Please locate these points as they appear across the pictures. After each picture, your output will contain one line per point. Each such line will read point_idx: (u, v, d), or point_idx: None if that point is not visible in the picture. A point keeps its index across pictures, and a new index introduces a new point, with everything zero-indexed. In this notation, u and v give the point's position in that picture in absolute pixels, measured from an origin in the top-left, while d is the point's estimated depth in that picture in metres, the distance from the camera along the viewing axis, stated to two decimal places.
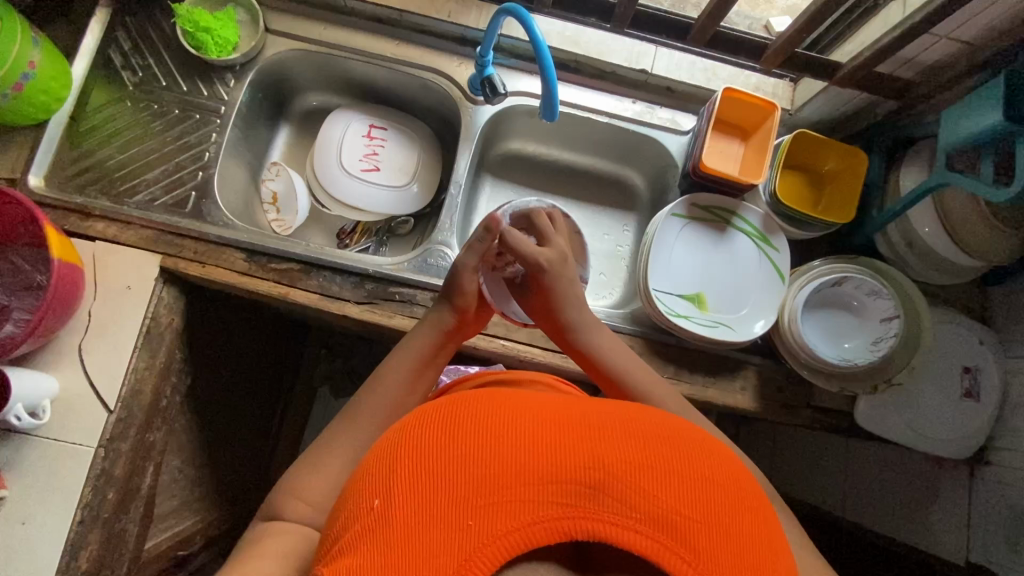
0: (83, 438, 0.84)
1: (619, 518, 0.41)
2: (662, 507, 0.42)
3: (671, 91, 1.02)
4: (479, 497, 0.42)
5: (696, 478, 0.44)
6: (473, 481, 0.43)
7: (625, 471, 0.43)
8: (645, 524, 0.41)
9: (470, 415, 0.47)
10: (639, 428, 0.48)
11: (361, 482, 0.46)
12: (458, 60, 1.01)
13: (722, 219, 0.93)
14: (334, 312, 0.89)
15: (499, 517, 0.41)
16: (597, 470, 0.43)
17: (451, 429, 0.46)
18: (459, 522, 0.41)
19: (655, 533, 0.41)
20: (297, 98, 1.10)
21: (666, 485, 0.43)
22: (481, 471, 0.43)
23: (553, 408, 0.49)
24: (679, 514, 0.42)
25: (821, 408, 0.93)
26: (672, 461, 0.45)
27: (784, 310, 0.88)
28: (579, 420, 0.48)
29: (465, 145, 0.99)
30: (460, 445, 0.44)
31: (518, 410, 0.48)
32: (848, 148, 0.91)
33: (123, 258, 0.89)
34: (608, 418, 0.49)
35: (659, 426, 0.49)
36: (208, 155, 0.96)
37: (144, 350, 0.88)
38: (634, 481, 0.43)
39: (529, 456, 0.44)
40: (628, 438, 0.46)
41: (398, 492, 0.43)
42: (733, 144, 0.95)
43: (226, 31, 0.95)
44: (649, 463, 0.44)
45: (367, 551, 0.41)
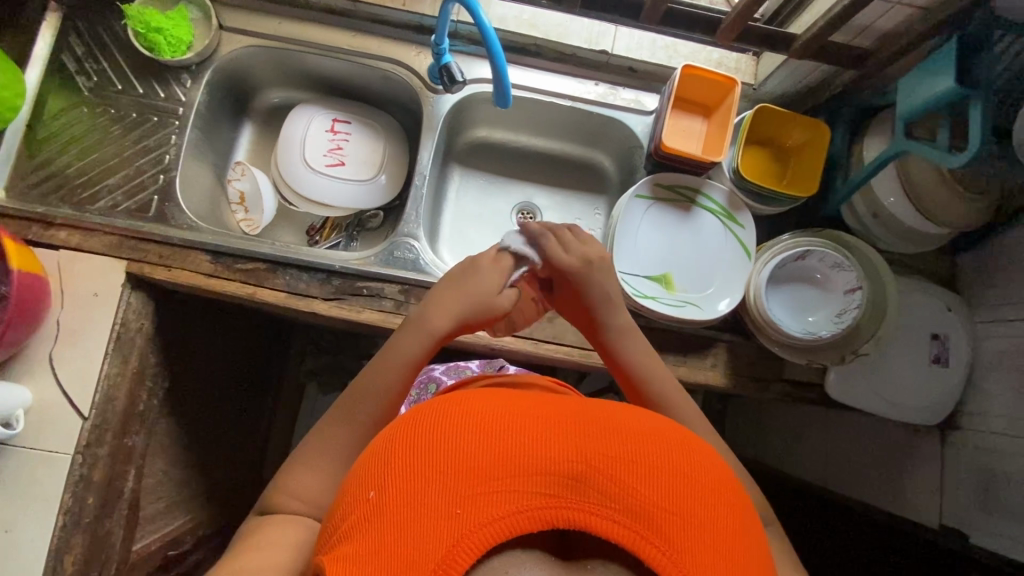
0: (60, 445, 0.85)
1: (601, 510, 0.43)
2: (642, 500, 0.44)
3: (633, 71, 1.01)
4: (468, 487, 0.44)
5: (676, 473, 0.47)
6: (463, 473, 0.44)
7: (608, 464, 0.46)
8: (624, 515, 0.43)
9: (464, 411, 0.49)
10: (625, 425, 0.50)
11: (357, 476, 0.49)
12: (415, 49, 1.00)
13: (687, 199, 0.93)
14: (303, 310, 0.90)
15: (487, 507, 0.43)
16: (581, 463, 0.45)
17: (445, 423, 0.48)
18: (448, 509, 0.43)
19: (633, 523, 0.43)
20: (258, 96, 1.09)
21: (646, 479, 0.45)
22: (471, 462, 0.45)
23: (543, 405, 0.52)
24: (658, 507, 0.44)
25: (792, 381, 0.94)
26: (656, 458, 0.47)
27: (750, 287, 0.88)
28: (568, 416, 0.50)
29: (427, 135, 0.99)
30: (451, 439, 0.46)
31: (510, 407, 0.50)
32: (809, 120, 0.91)
33: (88, 266, 0.89)
34: (596, 415, 0.51)
35: (644, 424, 0.51)
36: (168, 158, 0.95)
37: (116, 356, 0.89)
38: (616, 474, 0.45)
39: (517, 449, 0.46)
40: (614, 435, 0.48)
41: (391, 483, 0.45)
42: (696, 122, 0.94)
43: (178, 30, 0.94)
44: (632, 458, 0.47)
45: (360, 538, 0.43)
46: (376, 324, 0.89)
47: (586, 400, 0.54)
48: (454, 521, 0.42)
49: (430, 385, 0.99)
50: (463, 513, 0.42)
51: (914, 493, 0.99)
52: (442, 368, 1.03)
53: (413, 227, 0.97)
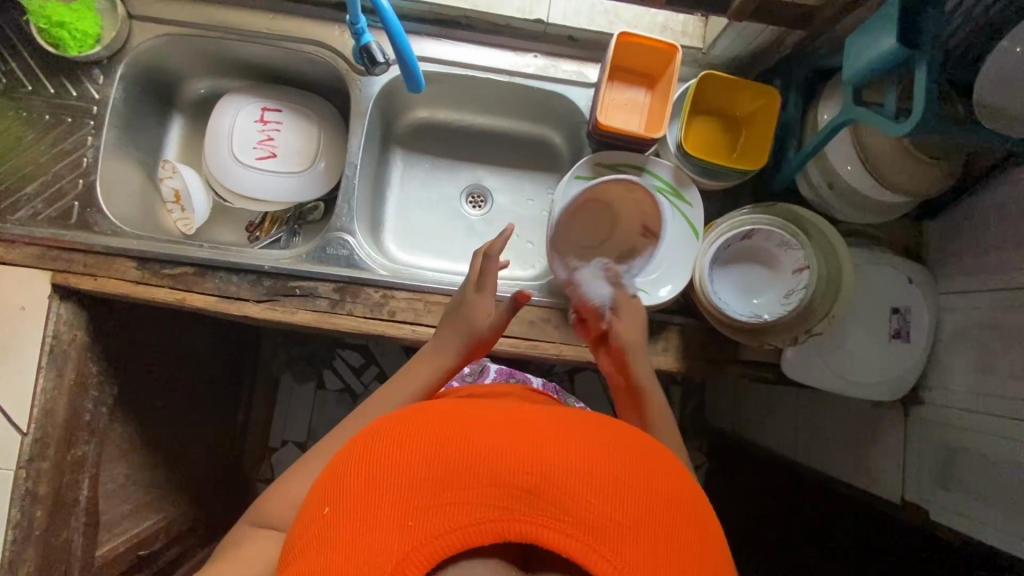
0: (3, 461, 0.86)
1: (554, 522, 0.42)
2: (597, 512, 0.42)
3: (573, 40, 0.94)
4: (422, 500, 0.42)
5: (634, 485, 0.45)
6: (416, 485, 0.43)
7: (566, 474, 0.44)
8: (578, 528, 0.42)
9: (425, 425, 0.48)
10: (586, 434, 0.49)
11: (315, 494, 0.48)
12: (338, 28, 0.93)
13: (631, 178, 0.88)
14: (235, 314, 0.87)
15: (440, 519, 0.41)
16: (536, 472, 0.44)
17: (404, 434, 0.47)
18: (399, 523, 0.41)
19: (587, 537, 0.41)
20: (184, 87, 1.04)
21: (603, 492, 0.44)
22: (425, 475, 0.44)
23: (505, 415, 0.50)
24: (614, 520, 0.42)
25: (748, 361, 0.91)
26: (616, 470, 0.46)
27: (695, 271, 0.84)
28: (531, 426, 0.48)
29: (357, 122, 0.93)
30: (408, 451, 0.45)
31: (471, 417, 0.49)
32: (758, 87, 0.84)
33: (12, 278, 0.86)
34: (558, 425, 0.49)
35: (605, 433, 0.50)
36: (86, 161, 0.91)
37: (51, 369, 0.87)
38: (571, 485, 0.43)
39: (473, 461, 0.44)
40: (577, 446, 0.47)
41: (348, 497, 0.44)
42: (638, 93, 0.87)
43: (83, 22, 0.88)
44: (590, 468, 0.45)
45: (313, 556, 0.42)
46: (312, 325, 0.87)
47: (551, 412, 0.53)
48: (403, 534, 0.41)
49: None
50: (415, 526, 0.41)
51: (876, 467, 0.96)
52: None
53: (346, 221, 0.92)
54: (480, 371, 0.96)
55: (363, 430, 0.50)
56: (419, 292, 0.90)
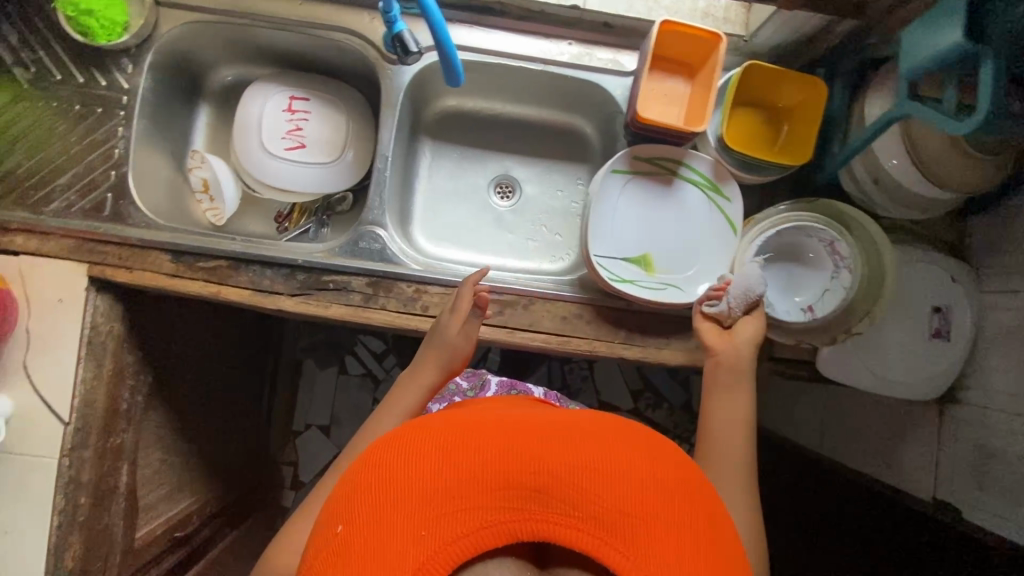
0: (45, 450, 0.87)
1: (566, 520, 0.43)
2: (606, 507, 0.43)
3: (610, 26, 0.91)
4: (432, 509, 0.42)
5: (640, 478, 0.46)
6: (426, 495, 0.43)
7: (572, 473, 0.45)
8: (589, 523, 0.42)
9: (430, 436, 0.48)
10: (589, 432, 0.49)
11: (327, 514, 0.48)
12: (368, 14, 0.91)
13: (669, 172, 0.86)
14: (270, 307, 0.87)
15: (453, 525, 0.42)
16: (543, 474, 0.44)
17: (406, 449, 0.47)
18: (412, 534, 0.41)
19: (598, 531, 0.42)
20: (210, 75, 1.02)
21: (611, 486, 0.44)
22: (433, 484, 0.44)
23: (507, 421, 0.51)
24: (624, 513, 0.43)
25: (782, 359, 0.90)
26: (622, 465, 0.46)
27: (735, 268, 0.83)
28: (534, 430, 0.49)
29: (388, 112, 0.91)
30: (416, 463, 0.46)
31: (473, 426, 0.49)
32: (803, 77, 0.81)
33: (50, 270, 0.87)
34: (560, 427, 0.50)
35: (607, 428, 0.51)
36: (118, 152, 0.90)
37: (90, 360, 0.88)
38: (579, 483, 0.44)
39: (481, 466, 0.45)
40: (582, 446, 0.47)
41: (358, 513, 0.44)
42: (678, 84, 0.85)
43: (110, 11, 0.87)
44: (596, 466, 0.46)
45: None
46: (346, 319, 0.87)
47: (552, 414, 0.53)
48: (418, 543, 0.41)
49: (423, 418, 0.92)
50: (428, 535, 0.41)
51: (908, 465, 0.95)
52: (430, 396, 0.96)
53: (379, 215, 0.92)
54: (480, 387, 0.96)
55: (369, 449, 0.50)
56: (451, 287, 0.89)
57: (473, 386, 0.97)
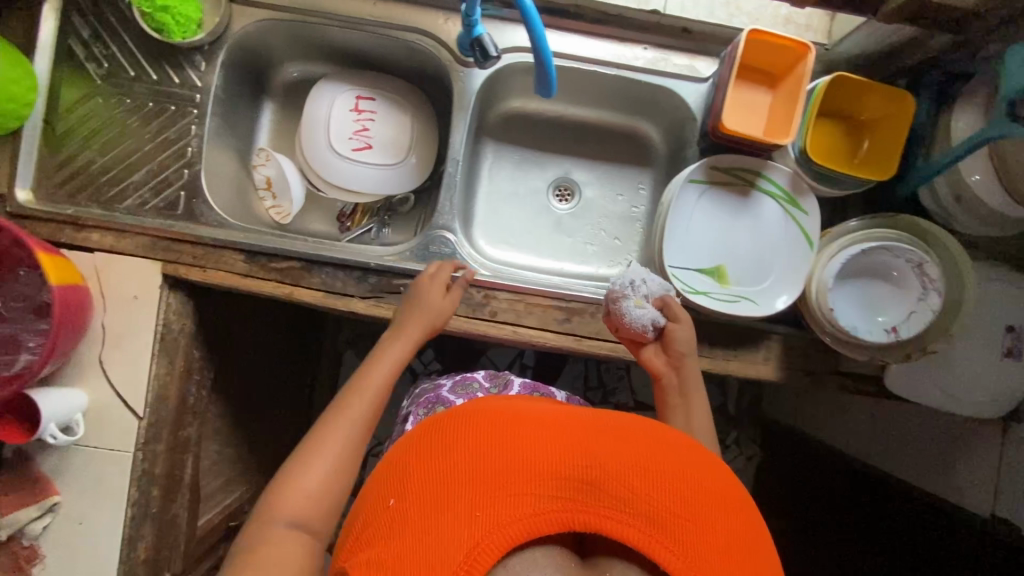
0: (119, 444, 0.88)
1: (617, 514, 0.44)
2: (656, 506, 0.45)
3: (687, 32, 0.89)
4: (487, 492, 0.44)
5: (688, 485, 0.48)
6: (481, 479, 0.45)
7: (621, 470, 0.47)
8: (638, 519, 0.44)
9: (483, 423, 0.50)
10: (633, 435, 0.52)
11: (380, 490, 0.50)
12: (442, 15, 0.90)
13: (745, 183, 0.85)
14: (341, 309, 0.88)
15: (509, 509, 0.43)
16: (593, 467, 0.46)
17: (460, 434, 0.50)
18: (468, 513, 0.43)
19: (646, 527, 0.44)
20: (276, 72, 1.02)
21: (660, 487, 0.46)
22: (489, 469, 0.46)
23: (557, 418, 0.53)
24: (674, 514, 0.45)
25: (849, 373, 0.90)
26: (670, 471, 0.48)
27: (812, 281, 0.81)
28: (585, 429, 0.51)
29: (459, 115, 0.91)
30: (473, 449, 0.48)
31: (527, 419, 0.52)
32: (890, 90, 0.80)
33: (124, 267, 0.87)
34: (608, 429, 0.52)
35: (654, 436, 0.53)
36: (190, 151, 0.91)
37: (163, 357, 0.89)
38: (628, 480, 0.46)
39: (536, 456, 0.47)
40: (630, 448, 0.50)
41: (415, 489, 0.47)
42: (759, 94, 0.84)
43: (185, 6, 0.85)
44: (645, 468, 0.48)
45: (384, 546, 0.44)
46: None
47: (597, 416, 0.56)
48: (473, 522, 0.43)
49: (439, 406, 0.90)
50: (482, 516, 0.43)
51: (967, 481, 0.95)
52: (450, 386, 0.93)
53: (449, 219, 0.92)
54: (502, 385, 0.94)
55: (423, 431, 0.53)
56: (519, 294, 0.89)
57: (495, 386, 0.94)
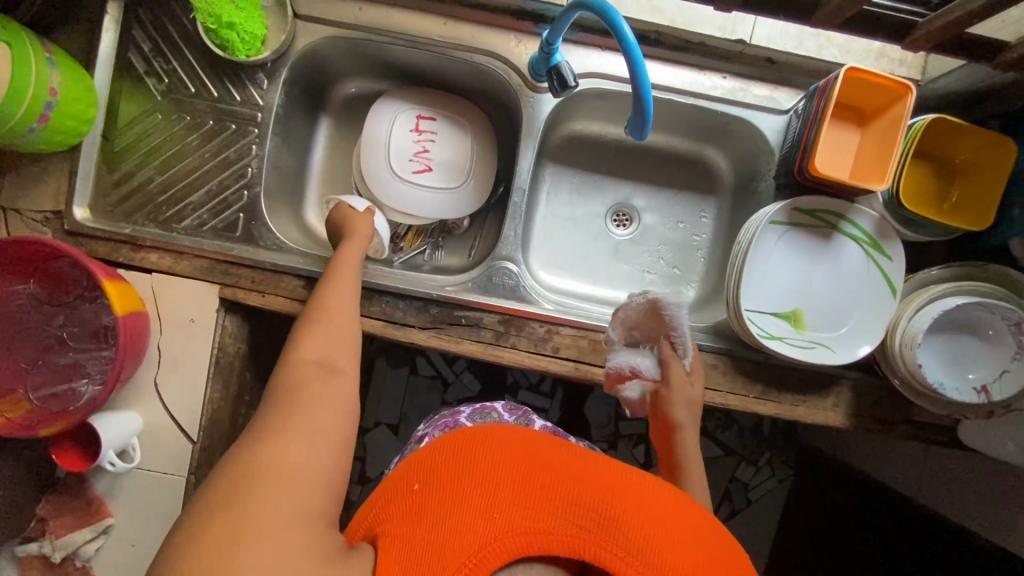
0: (174, 468, 0.87)
1: (624, 554, 0.49)
2: (660, 555, 0.49)
3: (771, 62, 0.85)
4: (509, 501, 0.51)
5: (694, 543, 0.52)
6: (507, 488, 0.52)
7: (634, 513, 0.52)
8: (641, 563, 0.49)
9: (514, 439, 0.57)
10: (652, 484, 0.56)
11: (408, 470, 0.57)
12: (515, 38, 0.87)
13: (827, 225, 0.81)
14: (401, 340, 0.86)
15: (524, 522, 0.50)
16: (610, 506, 0.52)
17: (493, 443, 0.56)
18: (488, 513, 0.50)
19: (647, 570, 0.48)
20: (334, 87, 0.99)
21: (669, 539, 0.51)
22: (513, 483, 0.52)
23: (586, 454, 0.58)
24: (674, 564, 0.49)
25: (920, 423, 0.87)
26: (680, 528, 0.53)
27: (896, 333, 0.78)
28: (609, 469, 0.56)
29: (526, 142, 0.88)
30: (505, 462, 0.54)
31: (558, 451, 0.57)
32: (991, 136, 0.75)
33: (181, 290, 0.85)
34: (630, 474, 0.57)
35: (672, 493, 0.57)
36: (251, 171, 0.89)
37: (217, 381, 0.88)
38: (639, 525, 0.51)
39: (560, 486, 0.53)
40: (647, 498, 0.54)
41: (444, 478, 0.53)
42: (847, 133, 0.80)
43: (252, 24, 0.83)
44: (657, 517, 0.52)
45: (409, 522, 0.51)
46: (477, 356, 0.85)
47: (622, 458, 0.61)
48: (490, 522, 0.49)
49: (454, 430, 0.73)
50: (499, 518, 0.50)
51: None
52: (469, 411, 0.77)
53: (511, 249, 0.90)
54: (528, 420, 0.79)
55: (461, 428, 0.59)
56: (583, 329, 0.86)
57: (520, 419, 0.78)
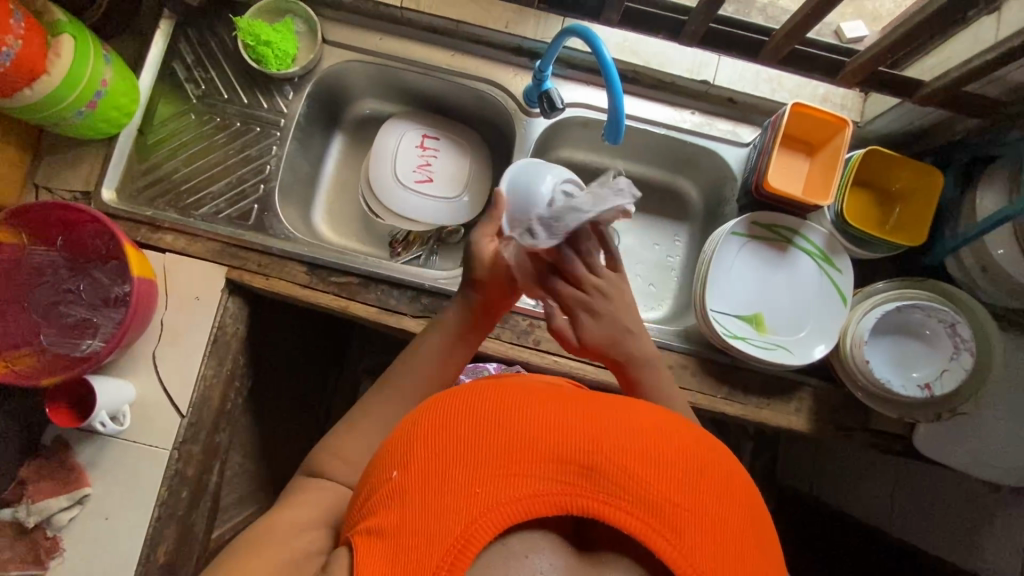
0: (159, 441, 0.89)
1: (613, 499, 0.43)
2: (651, 492, 0.44)
3: (732, 102, 0.98)
4: (487, 469, 0.44)
5: (688, 469, 0.46)
6: (483, 454, 0.45)
7: (625, 455, 0.45)
8: (637, 508, 0.43)
9: (484, 397, 0.49)
10: (644, 418, 0.49)
11: (384, 456, 0.50)
12: (512, 71, 1.00)
13: (784, 239, 0.91)
14: (393, 326, 0.92)
15: (503, 489, 0.44)
16: (596, 454, 0.45)
17: (463, 411, 0.48)
18: (467, 489, 0.44)
19: (645, 516, 0.43)
20: (350, 107, 1.11)
21: (660, 473, 0.45)
22: (487, 449, 0.45)
23: (564, 395, 0.51)
24: (668, 501, 0.43)
25: (877, 431, 0.91)
26: (673, 454, 0.46)
27: (846, 336, 0.86)
28: (590, 406, 0.49)
29: (518, 158, 0.99)
30: (477, 426, 0.46)
31: (533, 396, 0.50)
32: (920, 166, 0.87)
33: (191, 269, 0.92)
34: (615, 407, 0.50)
35: (665, 422, 0.50)
36: (269, 168, 0.98)
37: (212, 358, 0.92)
38: (631, 469, 0.44)
39: (537, 437, 0.46)
40: (641, 431, 0.48)
41: (415, 460, 0.46)
42: (799, 160, 0.92)
43: (285, 44, 0.96)
44: (647, 450, 0.46)
45: (388, 512, 0.45)
46: None
47: (608, 394, 0.54)
48: (471, 500, 0.43)
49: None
50: (480, 492, 0.43)
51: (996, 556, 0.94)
52: None
53: None
54: None
55: (429, 399, 0.52)
56: None
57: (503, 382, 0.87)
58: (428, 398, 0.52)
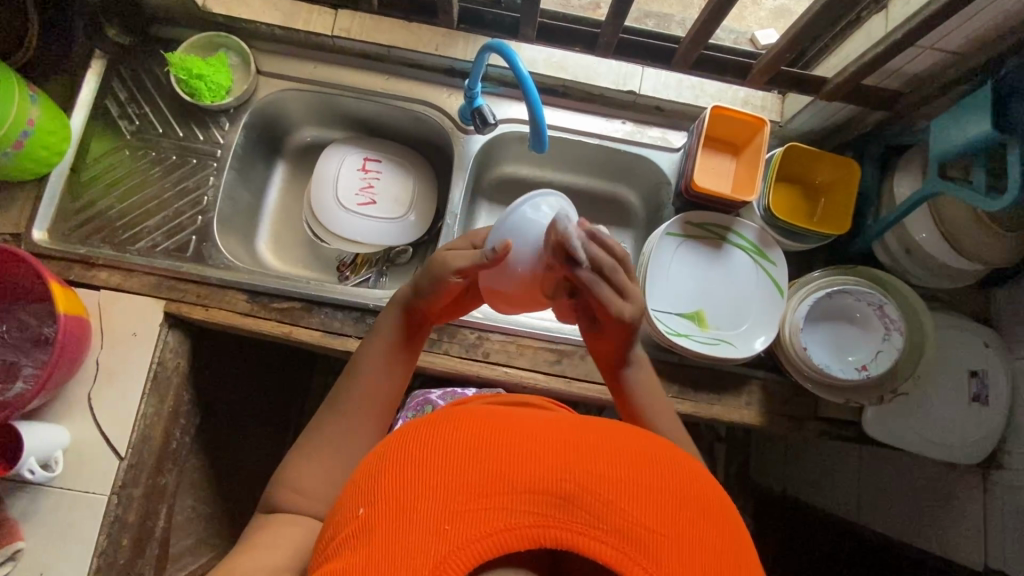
0: (96, 486, 0.85)
1: (590, 529, 0.39)
2: (630, 519, 0.40)
3: (661, 109, 1.02)
4: (456, 503, 0.40)
5: (668, 494, 0.42)
6: (453, 487, 0.41)
7: (600, 481, 0.42)
8: (612, 536, 0.39)
9: (457, 428, 0.45)
10: (619, 441, 0.46)
11: (352, 493, 0.45)
12: (446, 91, 1.02)
13: (718, 236, 0.94)
14: (339, 348, 0.91)
15: (474, 524, 0.39)
16: (570, 481, 0.41)
17: (436, 444, 0.44)
18: (435, 525, 0.39)
19: (622, 544, 0.39)
20: (292, 135, 1.11)
21: (639, 500, 0.41)
22: (456, 481, 0.41)
23: (538, 420, 0.48)
24: (647, 528, 0.40)
25: (828, 419, 0.91)
26: (651, 478, 0.43)
27: (784, 325, 0.88)
28: (567, 431, 0.46)
29: (458, 175, 1.01)
30: (448, 457, 0.43)
31: (509, 422, 0.46)
32: (838, 158, 0.91)
33: (127, 306, 0.89)
34: (592, 430, 0.47)
35: (642, 445, 0.47)
36: (206, 200, 0.98)
37: (153, 395, 0.89)
38: (605, 495, 0.41)
39: (509, 466, 0.42)
40: (615, 454, 0.44)
41: (382, 496, 0.42)
42: (725, 160, 0.95)
43: (218, 76, 0.97)
44: (627, 477, 0.43)
45: (349, 555, 0.40)
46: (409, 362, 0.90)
47: (585, 418, 0.51)
48: (440, 536, 0.39)
49: (426, 406, 0.93)
50: (450, 529, 0.39)
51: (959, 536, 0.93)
52: (440, 393, 0.96)
53: None
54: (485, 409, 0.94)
55: (402, 430, 0.48)
56: (511, 335, 0.93)
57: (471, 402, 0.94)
58: (397, 430, 0.48)
